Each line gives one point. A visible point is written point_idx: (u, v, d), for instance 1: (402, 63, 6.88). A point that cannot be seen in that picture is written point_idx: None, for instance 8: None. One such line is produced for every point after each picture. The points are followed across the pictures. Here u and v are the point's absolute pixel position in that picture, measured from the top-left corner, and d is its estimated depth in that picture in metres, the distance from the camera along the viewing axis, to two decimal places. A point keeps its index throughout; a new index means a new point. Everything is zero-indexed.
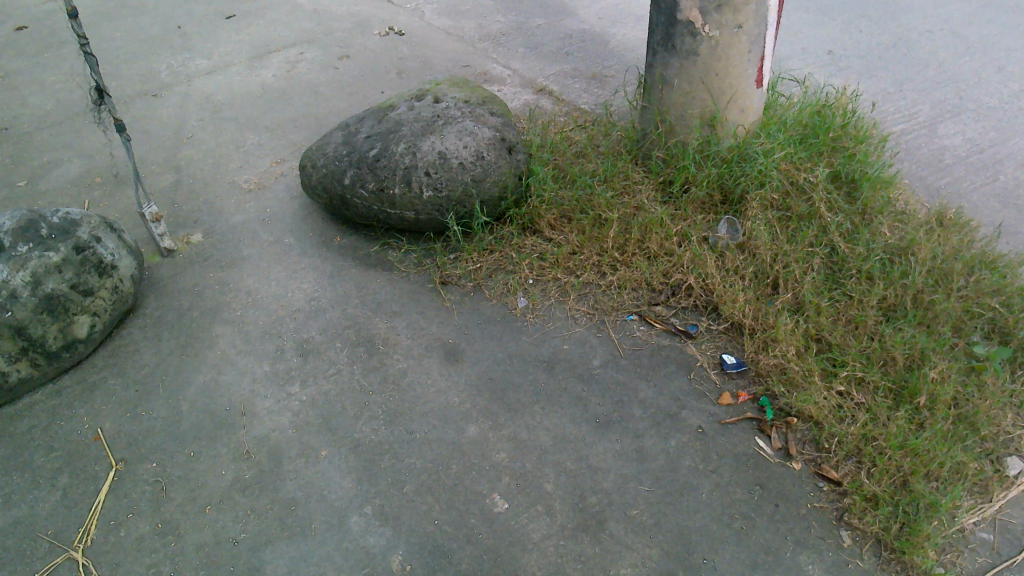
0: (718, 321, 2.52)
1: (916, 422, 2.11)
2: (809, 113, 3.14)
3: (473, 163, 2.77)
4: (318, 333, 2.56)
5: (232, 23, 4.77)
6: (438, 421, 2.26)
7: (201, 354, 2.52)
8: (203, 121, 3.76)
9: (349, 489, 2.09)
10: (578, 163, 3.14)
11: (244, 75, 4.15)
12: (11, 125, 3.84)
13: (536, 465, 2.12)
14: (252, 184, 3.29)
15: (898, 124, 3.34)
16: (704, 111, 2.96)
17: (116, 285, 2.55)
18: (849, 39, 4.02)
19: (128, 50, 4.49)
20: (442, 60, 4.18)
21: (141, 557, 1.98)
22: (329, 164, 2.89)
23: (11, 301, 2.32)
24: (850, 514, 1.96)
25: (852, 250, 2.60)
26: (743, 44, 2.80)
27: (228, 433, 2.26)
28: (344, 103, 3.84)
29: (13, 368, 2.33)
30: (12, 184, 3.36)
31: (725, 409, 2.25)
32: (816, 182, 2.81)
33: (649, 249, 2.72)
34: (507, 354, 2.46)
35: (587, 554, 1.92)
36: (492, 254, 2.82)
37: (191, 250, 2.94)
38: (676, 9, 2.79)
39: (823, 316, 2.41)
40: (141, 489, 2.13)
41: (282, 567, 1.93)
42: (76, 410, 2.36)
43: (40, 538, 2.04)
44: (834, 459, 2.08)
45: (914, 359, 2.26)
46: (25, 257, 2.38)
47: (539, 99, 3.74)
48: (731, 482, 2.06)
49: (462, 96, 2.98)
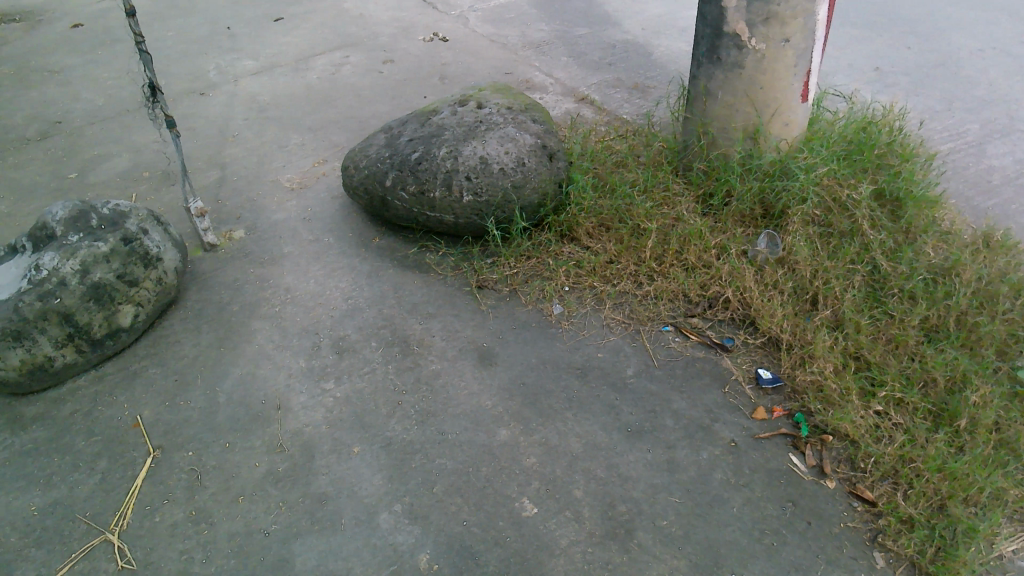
0: (755, 335, 2.50)
1: (955, 445, 2.08)
2: (855, 129, 3.12)
3: (515, 169, 2.78)
4: (354, 331, 2.59)
5: (279, 25, 4.88)
6: (469, 423, 2.27)
7: (239, 347, 2.56)
8: (249, 120, 3.83)
9: (380, 486, 2.11)
10: (617, 173, 3.14)
11: (290, 76, 4.23)
12: (63, 119, 3.96)
13: (566, 471, 2.12)
14: (295, 183, 3.34)
15: (946, 143, 3.28)
16: (748, 123, 2.95)
17: (160, 277, 2.61)
18: (896, 56, 3.98)
19: (178, 49, 4.62)
20: (485, 66, 4.22)
21: (175, 544, 2.01)
22: (372, 166, 2.93)
23: (60, 289, 2.38)
24: (885, 536, 1.93)
25: (894, 269, 2.57)
26: (789, 58, 2.78)
27: (263, 425, 2.30)
28: (387, 107, 3.88)
29: (59, 354, 2.40)
30: (63, 177, 3.47)
31: (758, 424, 2.23)
32: (859, 200, 2.77)
33: (687, 261, 2.72)
34: (541, 360, 2.46)
35: (615, 562, 1.91)
36: (529, 261, 2.83)
37: (233, 246, 3.00)
38: (722, 22, 2.78)
39: (863, 334, 2.38)
40: (177, 477, 2.17)
41: (311, 560, 1.95)
42: (117, 398, 2.41)
43: (78, 520, 2.09)
44: (869, 479, 2.05)
45: (955, 382, 2.23)
46: (75, 247, 2.45)
47: (581, 108, 3.75)
48: (763, 496, 2.04)
49: (505, 103, 3.03)
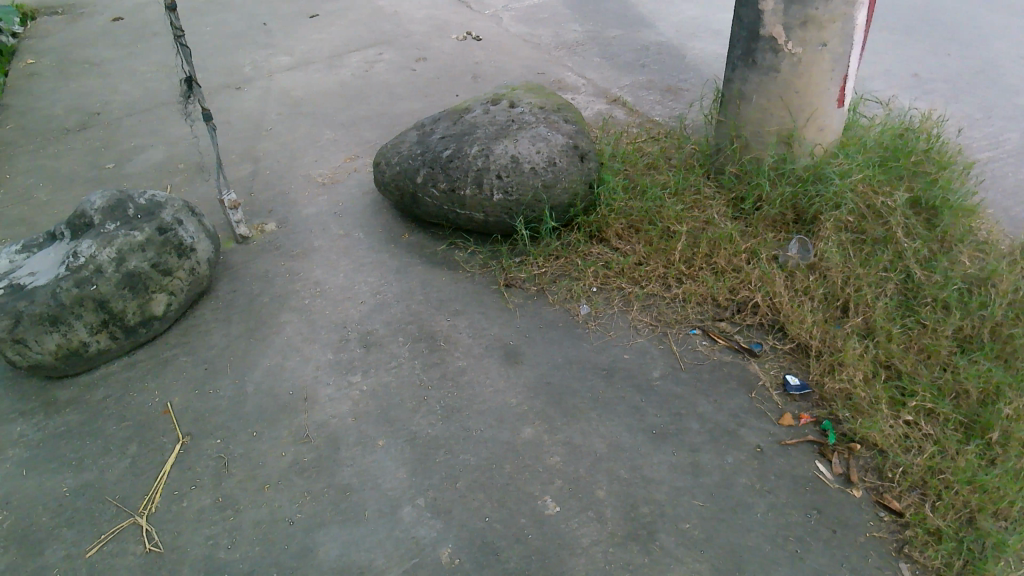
0: (783, 341, 2.48)
1: (986, 458, 2.04)
2: (891, 136, 3.08)
3: (546, 168, 2.79)
4: (381, 326, 2.61)
5: (315, 22, 4.93)
6: (493, 420, 2.28)
7: (268, 339, 2.60)
8: (283, 115, 3.88)
9: (404, 479, 2.13)
10: (649, 175, 3.14)
11: (324, 73, 4.27)
12: (102, 110, 4.04)
13: (589, 471, 2.12)
14: (327, 177, 3.38)
15: (985, 151, 3.23)
16: (782, 127, 2.93)
17: (193, 267, 2.66)
18: (935, 62, 3.92)
19: (215, 44, 4.69)
20: (517, 66, 4.23)
21: (201, 529, 2.04)
22: (404, 162, 2.95)
23: (96, 276, 2.43)
24: (911, 547, 1.90)
25: (928, 277, 2.53)
26: (826, 62, 2.76)
27: (290, 416, 2.33)
28: (419, 105, 3.91)
29: (93, 339, 2.45)
30: (100, 167, 3.54)
31: (785, 430, 2.22)
32: (894, 207, 2.74)
33: (717, 264, 2.71)
34: (566, 360, 2.46)
35: (636, 563, 1.91)
36: (558, 260, 2.83)
37: (265, 239, 3.04)
38: (759, 25, 2.76)
39: (894, 343, 2.36)
40: (204, 463, 2.21)
41: (334, 550, 1.97)
42: (148, 384, 2.46)
43: (108, 502, 2.13)
44: (897, 489, 2.02)
45: (988, 394, 2.19)
46: (112, 235, 2.49)
47: (613, 110, 3.74)
48: (787, 503, 2.03)
49: (537, 103, 3.05)
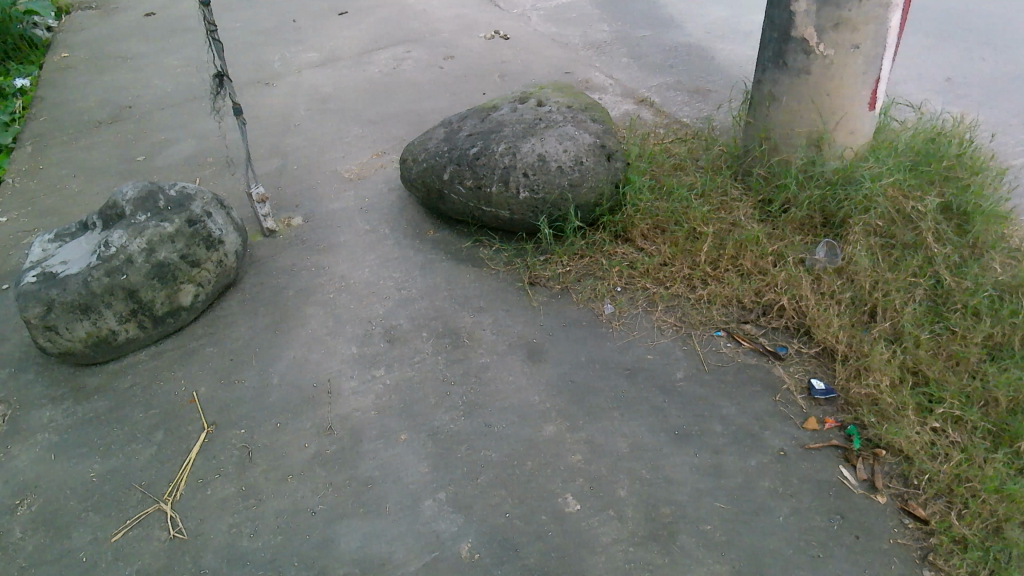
0: (808, 345, 2.46)
1: (1014, 467, 2.02)
2: (923, 140, 3.05)
3: (572, 167, 2.79)
4: (406, 321, 2.63)
5: (344, 19, 4.96)
6: (515, 417, 2.28)
7: (293, 331, 2.62)
8: (311, 111, 3.92)
9: (425, 473, 2.14)
10: (675, 176, 3.13)
11: (353, 70, 4.30)
12: (134, 103, 4.10)
13: (610, 470, 2.12)
14: (353, 173, 3.41)
15: (1019, 157, 3.18)
16: (812, 130, 2.91)
17: (221, 259, 2.68)
18: (970, 66, 3.87)
19: (245, 40, 4.74)
20: (545, 65, 4.23)
21: (225, 516, 2.07)
22: (431, 159, 2.97)
23: (126, 266, 2.47)
24: (936, 554, 1.88)
25: (959, 283, 2.50)
26: (858, 65, 2.73)
27: (313, 408, 2.35)
28: (446, 102, 3.92)
29: (122, 328, 2.49)
30: (131, 159, 3.59)
31: (809, 434, 2.20)
32: (925, 211, 2.70)
33: (743, 266, 2.69)
34: (589, 359, 2.47)
35: (656, 563, 1.91)
36: (582, 259, 2.83)
37: (291, 233, 3.07)
38: (790, 26, 2.75)
39: (922, 349, 2.33)
40: (229, 452, 2.24)
41: (355, 541, 1.99)
42: (175, 373, 2.49)
43: (134, 488, 2.16)
44: (923, 496, 2.00)
45: (1017, 402, 2.16)
46: (142, 226, 2.53)
47: (640, 110, 3.73)
48: (810, 507, 2.01)
49: (565, 102, 3.05)
